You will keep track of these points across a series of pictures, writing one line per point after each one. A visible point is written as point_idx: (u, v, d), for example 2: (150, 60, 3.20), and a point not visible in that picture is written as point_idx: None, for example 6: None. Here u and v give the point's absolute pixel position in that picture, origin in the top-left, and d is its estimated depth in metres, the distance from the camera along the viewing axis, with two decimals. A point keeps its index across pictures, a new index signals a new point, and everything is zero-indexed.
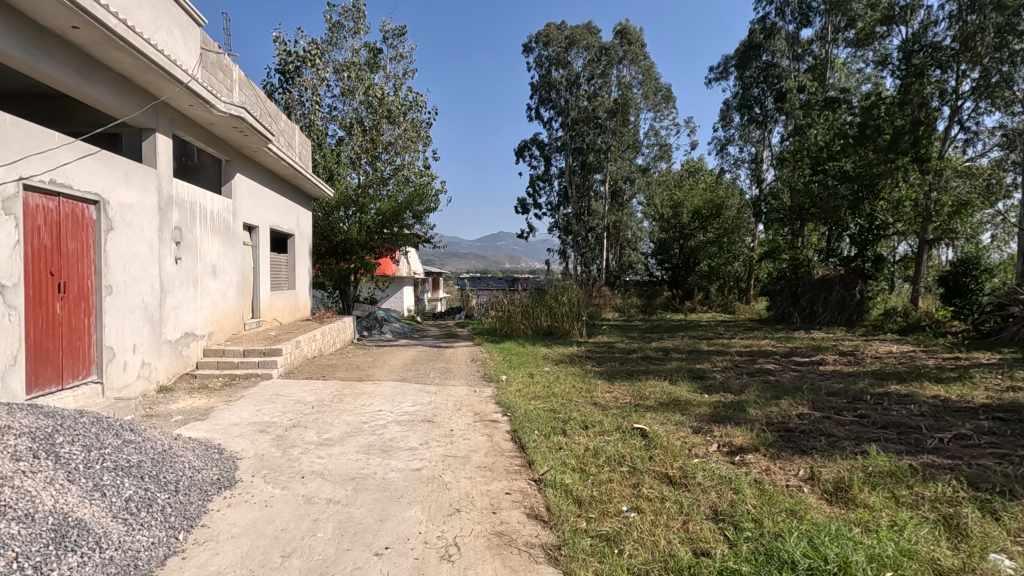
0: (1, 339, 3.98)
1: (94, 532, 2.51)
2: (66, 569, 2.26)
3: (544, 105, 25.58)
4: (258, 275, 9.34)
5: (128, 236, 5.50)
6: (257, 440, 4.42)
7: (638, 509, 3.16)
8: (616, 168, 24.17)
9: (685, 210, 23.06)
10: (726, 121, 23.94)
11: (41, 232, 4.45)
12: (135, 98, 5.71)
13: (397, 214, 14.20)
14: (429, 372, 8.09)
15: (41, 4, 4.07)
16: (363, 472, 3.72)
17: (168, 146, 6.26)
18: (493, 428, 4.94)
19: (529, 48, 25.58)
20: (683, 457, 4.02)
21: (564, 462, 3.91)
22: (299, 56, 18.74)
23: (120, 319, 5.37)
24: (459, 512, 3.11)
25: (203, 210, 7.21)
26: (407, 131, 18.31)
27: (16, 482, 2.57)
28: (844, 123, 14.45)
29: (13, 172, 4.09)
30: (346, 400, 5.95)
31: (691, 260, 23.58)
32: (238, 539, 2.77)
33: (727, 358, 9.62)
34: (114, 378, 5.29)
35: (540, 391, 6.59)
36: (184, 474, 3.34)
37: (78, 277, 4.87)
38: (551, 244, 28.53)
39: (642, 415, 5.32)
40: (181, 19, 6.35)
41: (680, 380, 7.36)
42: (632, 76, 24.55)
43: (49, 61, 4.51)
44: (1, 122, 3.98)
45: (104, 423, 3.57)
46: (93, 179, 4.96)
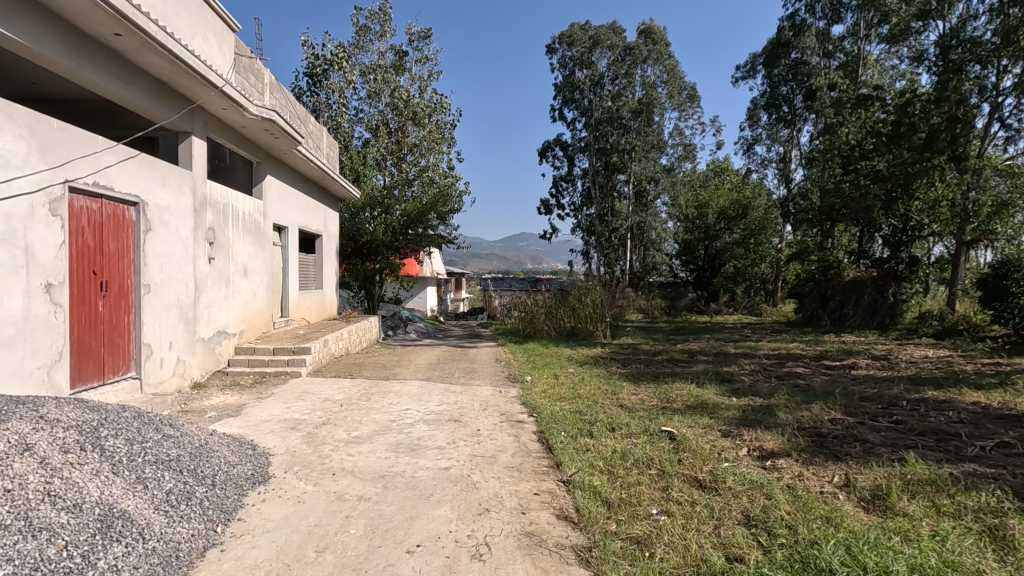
0: (48, 335, 4.13)
1: (137, 524, 2.59)
2: (112, 558, 2.34)
3: (568, 106, 25.56)
4: (287, 274, 9.53)
5: (165, 237, 5.67)
6: (288, 436, 4.51)
7: (668, 512, 3.14)
8: (640, 168, 23.85)
9: (710, 210, 22.70)
10: (753, 120, 23.50)
11: (85, 232, 4.61)
12: (171, 102, 5.87)
13: (422, 215, 14.30)
14: (453, 372, 8.10)
15: (86, 12, 4.21)
16: (392, 470, 3.76)
17: (202, 148, 6.42)
18: (520, 429, 4.94)
19: (553, 48, 25.57)
20: (713, 461, 3.98)
21: (592, 464, 3.90)
22: (326, 59, 19.04)
23: (157, 317, 5.54)
24: (489, 512, 3.13)
25: (235, 211, 7.39)
26: (432, 132, 18.38)
27: (64, 474, 2.67)
28: (877, 121, 14.06)
29: (59, 175, 4.24)
30: (373, 399, 6.00)
31: (717, 261, 23.26)
32: (273, 533, 2.83)
33: (755, 360, 9.45)
34: (152, 374, 5.46)
35: (565, 392, 6.59)
36: (221, 469, 3.43)
37: (119, 276, 5.04)
38: (574, 245, 28.47)
39: (669, 418, 5.26)
40: (216, 25, 6.50)
41: (708, 383, 7.27)
42: (657, 76, 24.30)
43: (92, 67, 4.67)
44: (49, 126, 4.14)
45: (145, 417, 3.69)
46: (133, 181, 5.13)
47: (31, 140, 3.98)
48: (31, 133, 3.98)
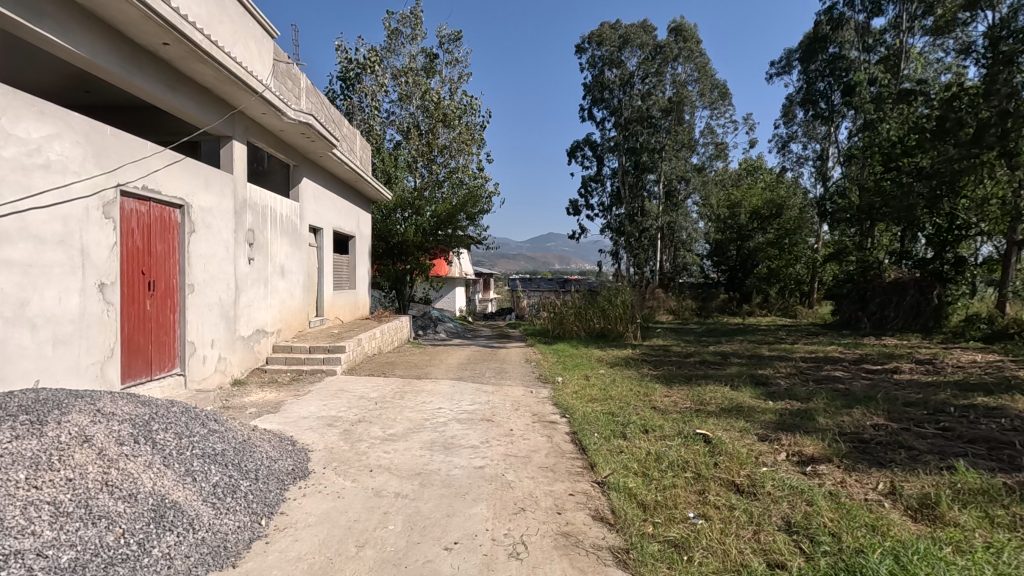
0: (102, 333, 4.33)
1: (187, 515, 2.69)
2: (164, 547, 2.46)
3: (597, 105, 25.39)
4: (322, 274, 9.74)
5: (208, 238, 5.87)
6: (326, 433, 4.61)
7: (705, 516, 3.09)
8: (670, 167, 23.43)
9: (743, 210, 22.55)
10: (788, 117, 22.89)
11: (135, 234, 4.80)
12: (214, 108, 6.07)
13: (452, 216, 14.44)
14: (484, 372, 8.15)
15: (137, 23, 4.40)
16: (428, 468, 3.81)
17: (243, 152, 6.62)
18: (552, 429, 4.95)
19: (582, 48, 25.46)
20: (751, 465, 3.90)
21: (626, 466, 3.87)
22: (360, 63, 19.41)
23: (200, 316, 5.74)
24: (524, 511, 3.14)
25: (274, 213, 7.60)
26: (462, 134, 18.50)
27: (121, 464, 2.80)
28: (920, 116, 13.52)
29: (112, 179, 4.44)
30: (407, 398, 6.09)
31: (750, 261, 22.78)
32: (314, 527, 2.90)
33: (792, 363, 9.24)
34: (195, 371, 5.65)
35: (596, 392, 6.58)
36: (263, 464, 3.52)
37: (165, 277, 5.24)
38: (603, 245, 28.27)
39: (704, 421, 5.19)
40: (256, 32, 6.70)
41: (743, 386, 7.12)
42: (688, 74, 23.96)
43: (142, 76, 4.87)
44: (103, 133, 4.34)
45: (192, 412, 3.81)
46: (179, 184, 5.33)
47: (87, 146, 4.18)
48: (86, 140, 4.17)
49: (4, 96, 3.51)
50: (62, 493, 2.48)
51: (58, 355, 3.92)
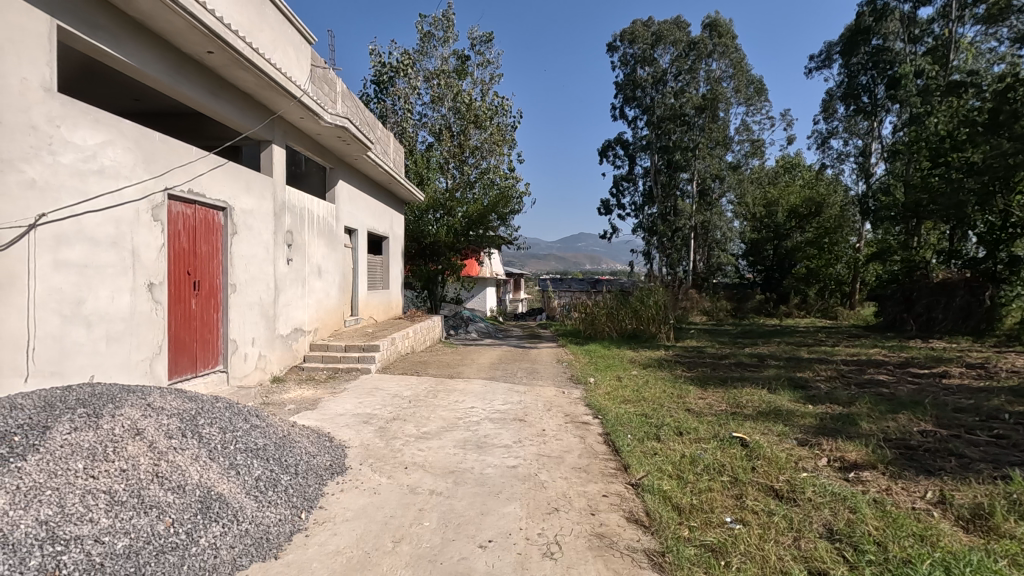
0: (150, 331, 4.52)
1: (232, 507, 2.79)
2: (210, 537, 2.56)
3: (628, 104, 25.11)
4: (357, 274, 9.92)
5: (249, 239, 6.06)
6: (362, 430, 4.71)
7: (742, 521, 3.03)
8: (704, 166, 22.96)
9: (780, 209, 21.93)
10: (828, 112, 22.18)
11: (181, 236, 4.99)
12: (255, 113, 6.26)
13: (483, 216, 14.54)
14: (515, 372, 8.18)
15: (183, 32, 4.57)
16: (461, 467, 3.85)
17: (282, 156, 6.81)
18: (585, 429, 4.94)
19: (614, 47, 25.22)
20: (790, 470, 3.80)
21: (660, 468, 3.82)
22: (393, 67, 19.69)
23: (242, 314, 5.93)
24: (558, 511, 3.14)
25: (311, 214, 7.79)
26: (493, 134, 18.58)
27: (170, 457, 2.92)
28: (970, 109, 12.85)
29: (160, 183, 4.63)
30: (440, 396, 6.16)
31: (787, 262, 22.20)
32: (352, 522, 2.97)
33: (832, 366, 8.93)
34: (237, 368, 5.84)
35: (629, 394, 6.50)
36: (302, 459, 3.61)
37: (209, 277, 5.43)
38: (635, 245, 27.96)
39: (741, 424, 5.08)
40: (294, 38, 6.88)
41: (781, 389, 6.93)
42: (722, 70, 23.51)
43: (187, 84, 5.06)
44: (152, 139, 4.53)
45: (235, 408, 3.94)
46: (222, 188, 5.52)
47: (138, 152, 4.37)
48: (137, 146, 4.36)
49: (62, 106, 3.70)
50: (116, 483, 2.62)
51: (111, 352, 4.11)
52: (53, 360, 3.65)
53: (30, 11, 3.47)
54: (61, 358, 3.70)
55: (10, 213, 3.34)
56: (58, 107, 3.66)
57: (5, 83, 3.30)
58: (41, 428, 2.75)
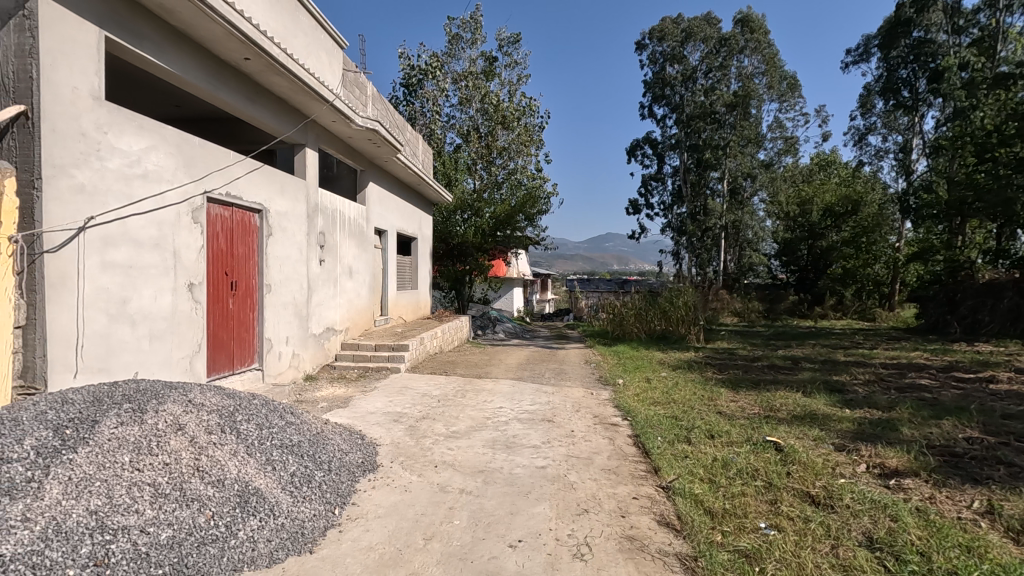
0: (190, 330, 4.68)
1: (268, 501, 2.87)
2: (248, 530, 2.64)
3: (657, 103, 24.83)
4: (386, 275, 10.06)
5: (284, 240, 6.21)
6: (392, 428, 4.78)
7: (778, 527, 2.96)
8: (735, 164, 22.54)
9: (814, 207, 21.34)
10: (866, 108, 21.50)
11: (219, 237, 5.14)
12: (289, 117, 6.41)
13: (510, 217, 14.59)
14: (544, 373, 8.18)
15: (221, 40, 4.72)
16: (490, 466, 3.87)
17: (315, 159, 6.96)
18: (614, 431, 4.91)
19: (642, 45, 24.97)
20: (827, 476, 3.70)
21: (691, 471, 3.77)
22: (421, 69, 19.90)
23: (276, 314, 6.08)
24: (588, 512, 3.13)
25: (343, 216, 7.93)
26: (520, 135, 18.60)
27: (210, 452, 3.02)
28: (1020, 102, 12.25)
29: (200, 187, 4.80)
30: (469, 396, 6.20)
31: (823, 263, 21.61)
32: (384, 519, 3.01)
33: (870, 370, 8.66)
34: (271, 366, 5.99)
35: (658, 396, 6.43)
36: (335, 456, 3.69)
37: (246, 277, 5.58)
38: (664, 245, 27.64)
39: (774, 428, 4.97)
40: (327, 44, 7.03)
41: (816, 392, 6.75)
42: (754, 66, 23.03)
43: (225, 90, 5.22)
44: (193, 145, 4.69)
45: (272, 405, 4.05)
46: (258, 190, 5.67)
47: (179, 156, 4.52)
48: (178, 151, 4.52)
49: (110, 113, 3.86)
50: (160, 476, 2.72)
51: (153, 350, 4.27)
52: (100, 357, 3.81)
53: (81, 23, 3.63)
54: (107, 355, 3.85)
55: (62, 216, 3.50)
56: (106, 114, 3.81)
57: (57, 92, 3.46)
58: (90, 422, 2.87)
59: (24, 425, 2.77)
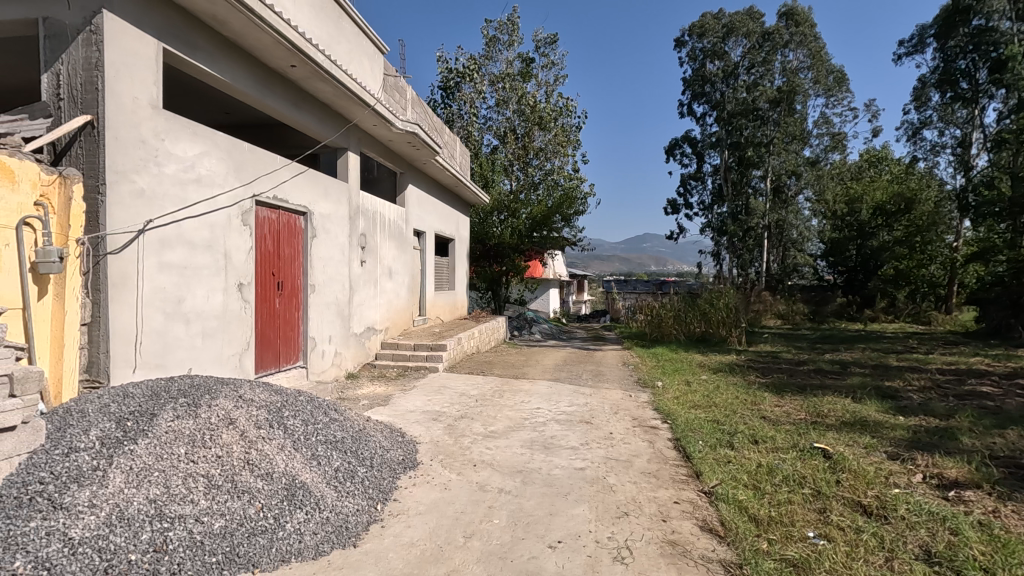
0: (239, 327, 4.86)
1: (313, 495, 2.95)
2: (296, 523, 2.72)
3: (697, 100, 24.34)
4: (424, 275, 10.21)
5: (327, 242, 6.38)
6: (431, 427, 4.84)
7: (827, 537, 2.86)
8: (779, 162, 21.87)
9: (864, 206, 20.62)
10: (920, 101, 20.49)
11: (267, 239, 5.32)
12: (332, 122, 6.59)
13: (547, 218, 14.61)
14: (581, 375, 8.14)
15: (269, 48, 4.88)
16: (529, 466, 3.87)
17: (357, 162, 7.12)
18: (654, 434, 4.83)
19: (682, 42, 24.53)
20: (880, 485, 3.54)
21: (735, 477, 3.67)
22: (459, 72, 20.10)
23: (320, 314, 6.25)
24: (628, 515, 3.10)
25: (383, 218, 8.09)
26: (557, 136, 18.58)
27: (259, 445, 3.13)
28: None
29: (250, 191, 4.98)
30: (506, 396, 6.23)
31: (872, 262, 20.67)
32: (425, 516, 3.05)
33: (925, 375, 8.24)
34: (315, 364, 6.16)
35: (699, 399, 6.30)
36: (377, 452, 3.76)
37: (291, 278, 5.76)
38: (703, 245, 27.10)
39: (822, 434, 4.79)
40: (369, 50, 7.19)
41: (866, 398, 6.47)
42: (800, 60, 22.29)
43: (273, 96, 5.40)
44: (243, 149, 4.87)
45: (316, 402, 4.16)
46: (302, 193, 5.84)
47: (229, 161, 4.70)
48: (229, 156, 4.71)
49: (167, 121, 4.05)
50: (213, 467, 2.84)
51: (205, 347, 4.45)
52: (157, 353, 4.00)
53: (141, 36, 3.83)
54: (164, 352, 4.05)
55: (123, 220, 3.69)
56: (163, 122, 4.01)
57: (119, 102, 3.65)
58: (149, 414, 3.01)
59: (90, 417, 2.94)
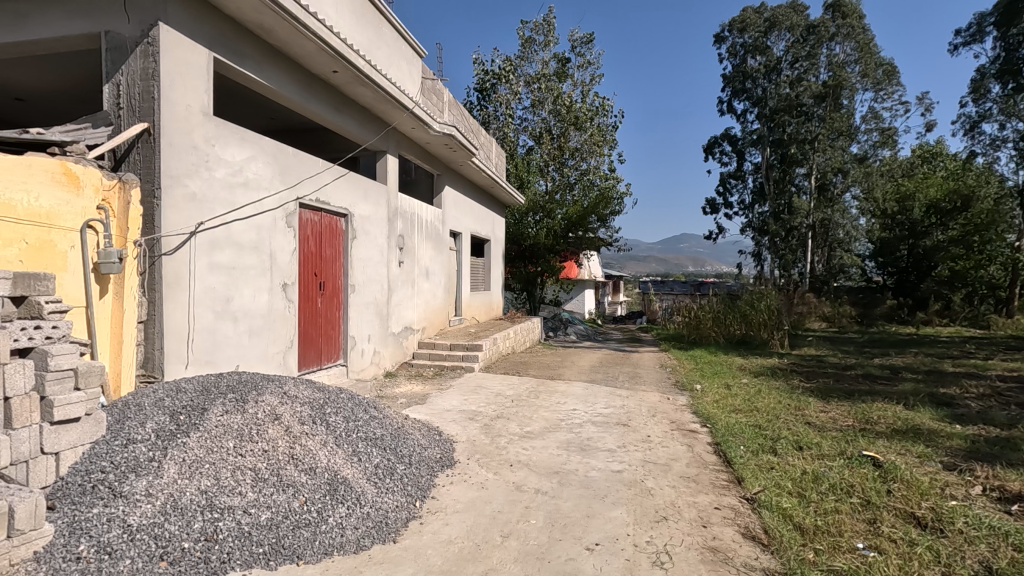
0: (283, 326, 5.01)
1: (354, 490, 3.02)
2: (337, 517, 2.79)
3: (737, 97, 23.76)
4: (460, 276, 10.30)
5: (366, 243, 6.51)
6: (468, 426, 4.89)
7: (877, 548, 2.75)
8: (825, 159, 21.10)
9: (916, 203, 19.79)
10: (979, 93, 19.41)
11: (310, 241, 5.47)
12: (372, 125, 6.72)
13: (582, 218, 14.54)
14: (617, 376, 8.06)
15: (313, 55, 5.03)
16: (565, 468, 3.86)
17: (395, 164, 7.25)
18: (693, 438, 4.74)
19: (722, 37, 24.01)
20: (935, 497, 3.38)
21: (779, 484, 3.57)
22: (495, 74, 20.21)
23: (360, 313, 6.39)
24: (667, 520, 3.05)
25: (420, 219, 8.20)
26: (593, 136, 18.46)
27: (303, 441, 3.23)
28: None
29: (294, 194, 5.14)
30: (541, 397, 6.23)
31: (925, 263, 19.87)
32: (462, 514, 3.08)
33: (984, 383, 7.80)
34: (354, 362, 6.30)
35: (739, 403, 6.14)
36: (415, 450, 3.82)
37: (333, 278, 5.90)
38: (744, 245, 26.42)
39: (872, 442, 4.60)
40: (407, 53, 7.30)
41: (919, 405, 6.18)
42: (847, 53, 21.48)
43: (316, 101, 5.56)
44: (287, 154, 5.03)
45: (357, 399, 4.25)
46: (343, 196, 5.98)
47: (275, 165, 4.86)
48: (274, 160, 4.87)
49: (216, 127, 4.22)
50: (260, 461, 2.94)
51: (252, 344, 4.61)
52: (207, 350, 4.17)
53: (193, 46, 4.00)
54: (213, 349, 4.21)
55: (176, 223, 3.86)
56: (213, 128, 4.18)
57: (173, 110, 3.82)
58: (200, 409, 3.14)
59: (146, 410, 3.08)
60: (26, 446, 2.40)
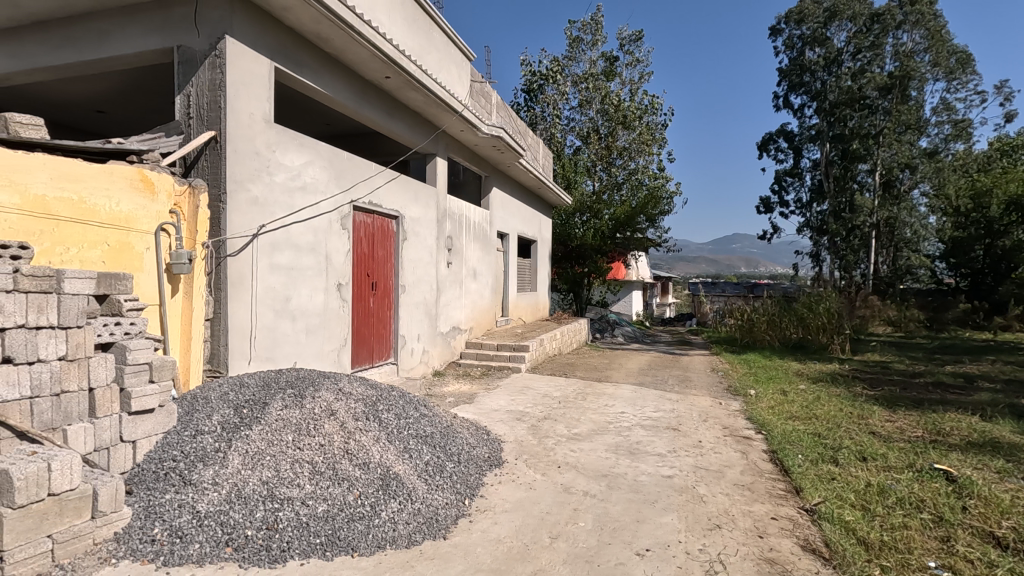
0: (337, 324, 5.19)
1: (406, 486, 3.08)
2: (389, 512, 2.86)
3: (794, 91, 22.83)
4: (508, 277, 10.36)
5: (416, 244, 6.65)
6: (515, 426, 4.91)
7: (951, 568, 2.58)
8: (890, 154, 20.20)
9: (993, 200, 17.96)
10: None
11: (362, 242, 5.64)
12: (422, 128, 6.86)
13: (631, 218, 14.34)
14: (667, 380, 7.89)
15: (367, 62, 5.17)
16: (614, 471, 3.82)
17: (444, 166, 7.36)
18: (748, 444, 4.59)
19: (777, 30, 23.12)
20: (1017, 516, 3.14)
21: (841, 495, 3.41)
22: (542, 75, 20.21)
23: (410, 313, 6.53)
24: (720, 528, 2.97)
25: (468, 221, 8.30)
26: (642, 134, 18.16)
27: (357, 436, 3.32)
28: None
29: (348, 197, 5.31)
30: (588, 399, 6.17)
31: (1003, 265, 18.27)
32: (511, 513, 3.10)
33: None
34: (404, 361, 6.45)
35: (796, 410, 5.89)
36: (464, 449, 3.87)
37: (384, 278, 6.06)
38: (801, 245, 25.35)
39: (944, 454, 4.32)
40: (457, 57, 7.41)
41: (997, 417, 5.74)
42: (916, 42, 20.25)
43: (369, 106, 5.71)
44: (342, 158, 5.19)
45: (408, 397, 4.34)
46: (395, 198, 6.13)
47: (331, 169, 5.04)
48: (330, 164, 5.04)
49: (277, 134, 4.41)
50: (317, 455, 3.05)
51: (309, 342, 4.80)
52: (268, 347, 4.36)
53: (257, 57, 4.20)
54: (273, 346, 4.40)
55: (241, 225, 4.07)
56: (274, 135, 4.37)
57: (239, 118, 4.03)
58: (261, 403, 3.29)
59: (212, 403, 3.26)
60: (108, 433, 2.61)
